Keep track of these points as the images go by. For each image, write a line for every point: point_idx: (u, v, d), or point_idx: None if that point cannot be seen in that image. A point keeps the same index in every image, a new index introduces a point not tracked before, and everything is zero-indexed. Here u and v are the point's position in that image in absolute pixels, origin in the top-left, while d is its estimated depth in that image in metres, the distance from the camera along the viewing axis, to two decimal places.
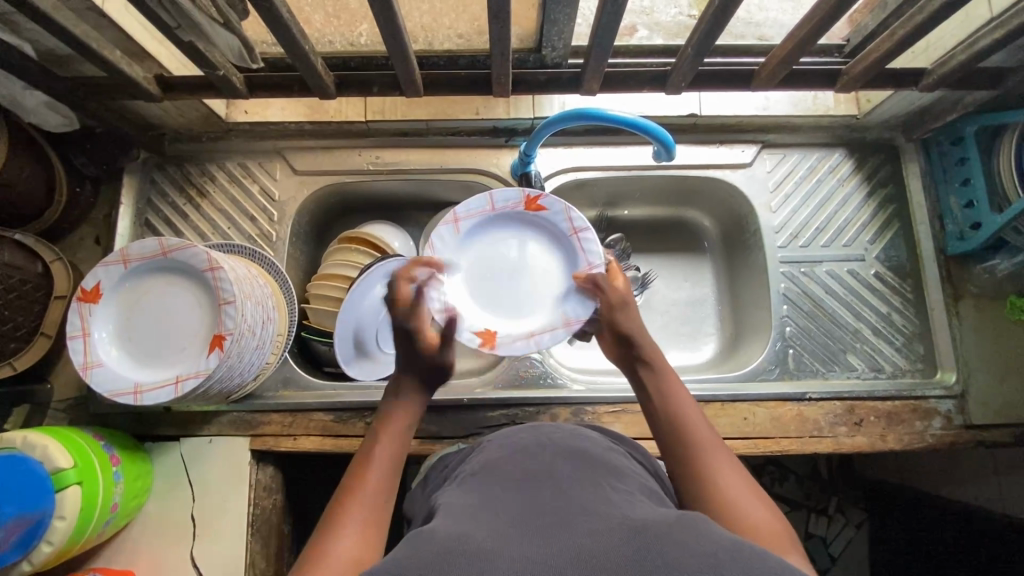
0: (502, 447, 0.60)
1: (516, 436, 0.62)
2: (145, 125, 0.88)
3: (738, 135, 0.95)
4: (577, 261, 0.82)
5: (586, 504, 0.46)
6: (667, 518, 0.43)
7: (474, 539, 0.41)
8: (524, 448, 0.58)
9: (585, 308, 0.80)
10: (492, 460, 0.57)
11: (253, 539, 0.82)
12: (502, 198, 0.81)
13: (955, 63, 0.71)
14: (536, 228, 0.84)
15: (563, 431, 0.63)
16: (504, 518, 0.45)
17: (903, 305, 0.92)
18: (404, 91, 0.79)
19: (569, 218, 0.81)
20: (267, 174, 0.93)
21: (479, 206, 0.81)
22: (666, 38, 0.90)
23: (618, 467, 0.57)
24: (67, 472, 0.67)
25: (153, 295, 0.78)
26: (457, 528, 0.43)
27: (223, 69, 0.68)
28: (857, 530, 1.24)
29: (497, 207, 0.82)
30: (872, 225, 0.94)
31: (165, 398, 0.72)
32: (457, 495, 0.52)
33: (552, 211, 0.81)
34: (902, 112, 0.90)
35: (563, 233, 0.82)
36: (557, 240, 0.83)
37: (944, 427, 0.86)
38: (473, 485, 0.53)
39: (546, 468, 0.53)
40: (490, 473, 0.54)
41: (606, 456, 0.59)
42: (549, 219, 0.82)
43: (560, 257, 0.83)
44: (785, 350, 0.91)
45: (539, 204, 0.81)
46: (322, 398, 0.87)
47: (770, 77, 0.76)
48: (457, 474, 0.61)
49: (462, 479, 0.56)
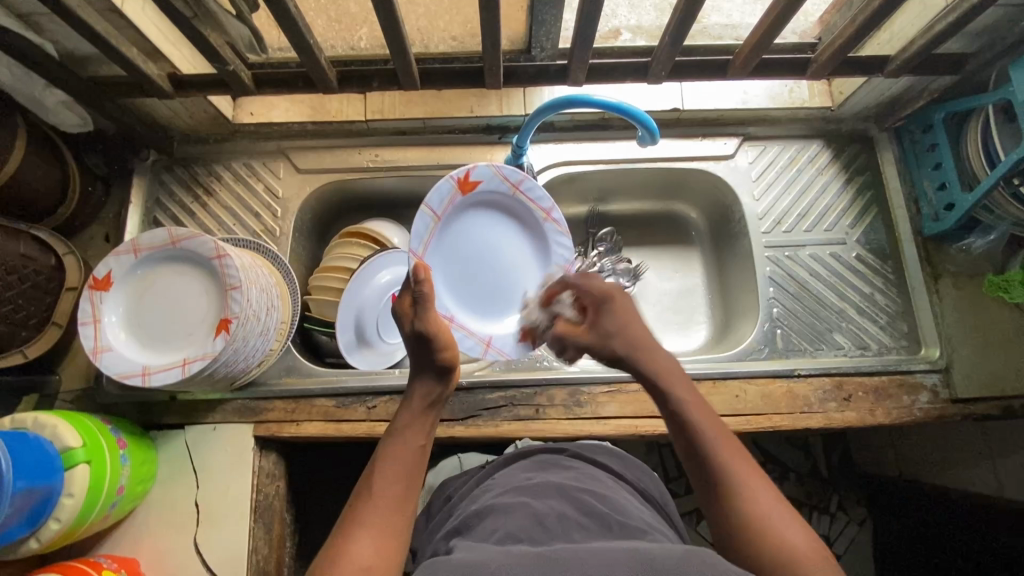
0: (516, 488, 0.66)
1: (524, 476, 0.69)
2: (156, 127, 0.92)
3: (720, 129, 1.00)
4: (530, 211, 0.89)
5: (594, 544, 0.51)
6: (675, 553, 0.47)
7: (488, 567, 0.46)
8: (532, 488, 0.65)
9: (569, 252, 0.90)
10: (504, 500, 0.63)
11: (257, 525, 0.84)
12: (437, 202, 0.82)
13: (915, 48, 0.76)
14: (481, 202, 0.88)
15: (570, 472, 0.70)
16: (521, 550, 0.50)
17: (884, 285, 0.95)
18: (402, 86, 0.82)
19: (504, 177, 0.86)
20: (272, 173, 0.98)
21: (428, 227, 0.82)
22: (648, 40, 0.97)
23: (618, 504, 0.63)
24: (75, 450, 0.70)
25: (181, 285, 0.80)
26: (466, 559, 0.48)
27: (232, 64, 0.72)
28: (859, 526, 1.32)
29: (439, 213, 0.83)
30: (851, 210, 0.98)
31: (172, 380, 0.74)
32: (469, 539, 0.57)
33: (487, 180, 0.85)
34: (873, 103, 0.96)
35: (507, 193, 0.88)
36: (503, 202, 0.89)
37: (931, 401, 0.88)
38: (485, 526, 0.58)
39: (553, 510, 0.59)
40: (502, 514, 0.59)
41: (609, 494, 0.65)
42: (488, 189, 0.86)
43: (514, 215, 0.90)
44: (774, 330, 0.93)
45: (471, 180, 0.84)
46: (325, 385, 0.89)
47: (743, 66, 0.80)
48: (468, 509, 0.66)
49: (469, 520, 0.61)
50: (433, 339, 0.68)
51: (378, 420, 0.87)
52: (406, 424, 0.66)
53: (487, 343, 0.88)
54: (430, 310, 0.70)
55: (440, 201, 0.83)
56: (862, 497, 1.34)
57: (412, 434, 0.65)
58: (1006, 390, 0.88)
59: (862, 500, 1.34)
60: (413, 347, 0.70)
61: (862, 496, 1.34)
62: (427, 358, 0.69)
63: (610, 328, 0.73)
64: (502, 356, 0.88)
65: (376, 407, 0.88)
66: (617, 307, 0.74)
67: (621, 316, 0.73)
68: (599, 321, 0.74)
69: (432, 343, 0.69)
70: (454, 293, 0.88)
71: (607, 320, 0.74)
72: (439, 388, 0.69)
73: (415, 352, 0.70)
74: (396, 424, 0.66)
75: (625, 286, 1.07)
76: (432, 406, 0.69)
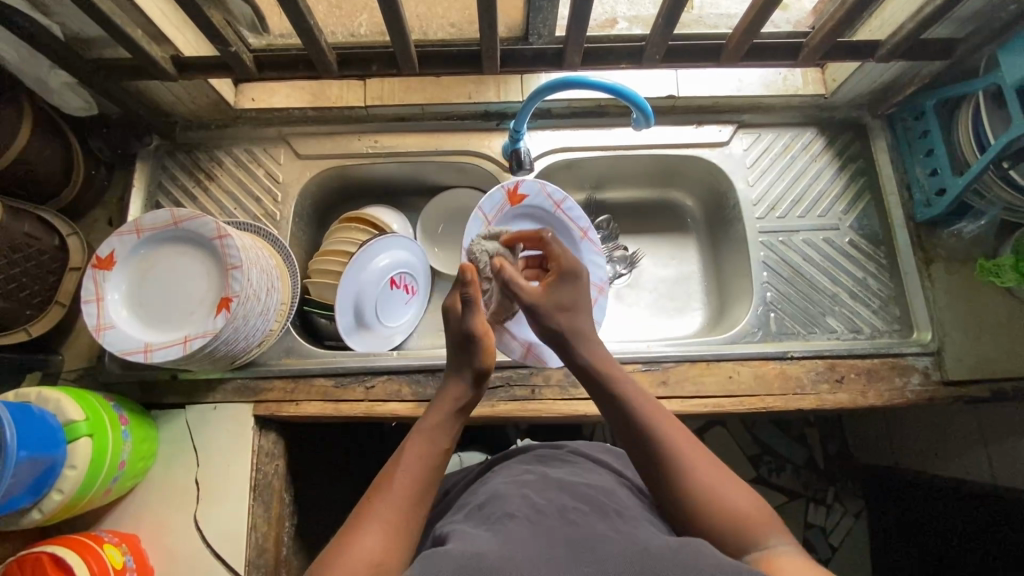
0: (512, 478, 0.65)
1: (521, 468, 0.68)
2: (159, 112, 0.94)
3: (714, 116, 1.01)
4: (569, 230, 0.94)
5: (597, 538, 0.50)
6: (670, 544, 0.48)
7: (487, 558, 0.46)
8: (530, 480, 0.63)
9: (604, 271, 0.94)
10: (500, 491, 0.61)
11: (256, 502, 0.85)
12: (489, 207, 0.91)
13: (905, 32, 0.78)
14: (523, 215, 0.94)
15: (567, 465, 0.69)
16: (519, 542, 0.49)
17: (877, 270, 0.97)
18: (401, 69, 0.84)
19: (548, 194, 0.92)
20: (273, 159, 0.99)
21: (477, 228, 0.91)
22: (644, 29, 0.98)
23: (616, 494, 0.62)
24: (78, 424, 0.71)
25: (190, 269, 0.81)
26: (466, 550, 0.47)
27: (234, 45, 0.74)
28: (855, 517, 1.33)
29: (490, 216, 0.91)
30: (845, 197, 1.00)
31: (173, 356, 0.76)
32: (466, 524, 0.56)
33: (533, 195, 0.92)
34: (866, 90, 0.97)
35: (549, 210, 0.93)
36: (544, 218, 0.94)
37: (923, 382, 0.89)
38: (483, 514, 0.57)
39: (553, 498, 0.58)
40: (498, 504, 0.58)
41: (606, 485, 0.64)
42: (532, 204, 0.93)
43: (553, 231, 0.95)
44: (767, 314, 0.94)
45: (519, 193, 0.91)
46: (324, 365, 0.90)
47: (735, 50, 0.82)
48: (463, 503, 0.65)
49: (468, 510, 0.60)
50: (478, 341, 0.71)
51: (377, 399, 0.88)
52: (433, 424, 0.65)
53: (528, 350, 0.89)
54: (473, 312, 0.72)
55: (492, 206, 0.92)
56: (858, 488, 1.35)
57: (438, 436, 0.64)
58: (996, 372, 0.89)
59: (858, 492, 1.35)
60: (456, 348, 0.73)
61: (858, 487, 1.35)
62: (467, 361, 0.71)
63: (569, 300, 0.75)
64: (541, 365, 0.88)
65: (374, 387, 0.89)
66: (581, 283, 0.77)
67: (578, 291, 0.76)
68: (553, 288, 0.76)
69: (476, 344, 0.71)
70: None
71: (566, 289, 0.76)
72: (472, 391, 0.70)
73: (460, 351, 0.72)
74: (422, 423, 0.66)
75: (621, 272, 1.09)
76: (463, 410, 0.69)
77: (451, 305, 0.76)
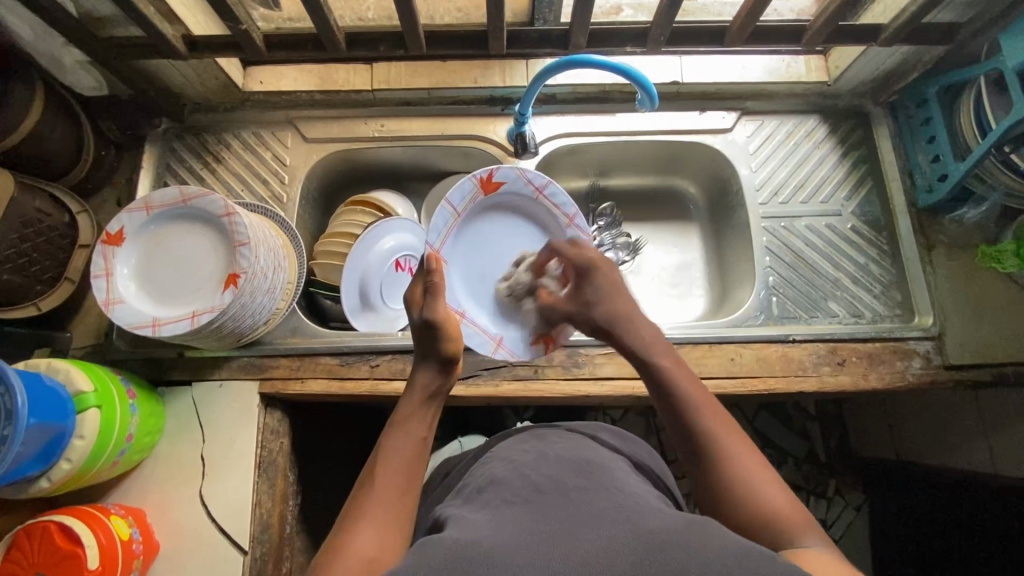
0: (509, 460, 0.64)
1: (522, 447, 0.67)
2: (170, 93, 0.95)
3: (718, 103, 1.02)
4: (553, 217, 0.92)
5: (598, 515, 0.50)
6: (675, 525, 0.47)
7: (483, 544, 0.45)
8: (529, 460, 0.63)
9: None
10: (501, 473, 0.61)
11: (260, 478, 0.85)
12: (459, 199, 0.87)
13: (906, 15, 0.79)
14: (501, 202, 0.92)
15: (568, 440, 0.69)
16: (518, 527, 0.49)
17: (879, 256, 0.97)
18: (409, 50, 0.85)
19: (528, 180, 0.89)
20: (280, 142, 1.00)
21: (447, 222, 0.86)
22: (649, 16, 1.00)
23: (617, 471, 0.62)
24: (87, 395, 0.72)
25: (190, 254, 0.82)
26: (463, 538, 0.46)
27: (245, 23, 0.75)
28: (856, 510, 1.34)
29: (460, 209, 0.87)
30: (847, 183, 1.00)
31: (180, 331, 0.76)
32: (467, 508, 0.56)
33: (510, 181, 0.89)
34: (868, 78, 0.98)
35: (528, 195, 0.91)
36: (525, 205, 0.92)
37: (924, 366, 0.90)
38: (483, 497, 0.57)
39: (554, 477, 0.58)
40: (500, 486, 0.58)
41: (608, 463, 0.64)
42: (511, 190, 0.90)
43: (537, 218, 0.93)
44: (769, 298, 0.95)
45: (494, 180, 0.88)
46: (328, 344, 0.91)
47: (740, 33, 0.82)
48: (463, 486, 0.65)
49: (469, 493, 0.61)
50: (440, 329, 0.72)
51: (381, 378, 0.89)
52: (409, 414, 0.67)
53: (497, 344, 0.87)
54: (437, 299, 0.74)
55: (462, 198, 0.87)
56: (859, 481, 1.35)
57: (414, 427, 0.66)
58: (998, 356, 0.89)
59: (859, 485, 1.35)
60: (420, 336, 0.73)
61: (860, 480, 1.35)
62: (432, 348, 0.72)
63: (594, 294, 0.77)
64: (510, 358, 0.87)
65: (379, 365, 0.90)
66: (601, 276, 0.78)
67: (607, 282, 0.77)
68: (582, 289, 0.78)
69: (439, 335, 0.72)
70: (469, 291, 0.90)
71: (589, 287, 0.78)
72: (440, 380, 0.71)
73: (421, 342, 0.73)
74: (397, 416, 0.67)
75: (624, 259, 1.09)
76: (433, 397, 0.70)
77: (414, 297, 0.76)
